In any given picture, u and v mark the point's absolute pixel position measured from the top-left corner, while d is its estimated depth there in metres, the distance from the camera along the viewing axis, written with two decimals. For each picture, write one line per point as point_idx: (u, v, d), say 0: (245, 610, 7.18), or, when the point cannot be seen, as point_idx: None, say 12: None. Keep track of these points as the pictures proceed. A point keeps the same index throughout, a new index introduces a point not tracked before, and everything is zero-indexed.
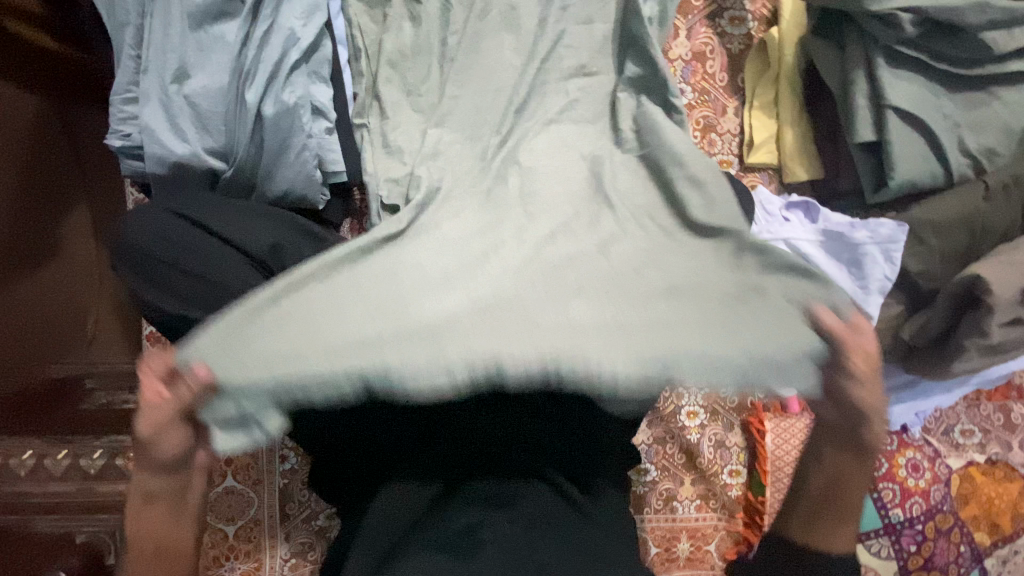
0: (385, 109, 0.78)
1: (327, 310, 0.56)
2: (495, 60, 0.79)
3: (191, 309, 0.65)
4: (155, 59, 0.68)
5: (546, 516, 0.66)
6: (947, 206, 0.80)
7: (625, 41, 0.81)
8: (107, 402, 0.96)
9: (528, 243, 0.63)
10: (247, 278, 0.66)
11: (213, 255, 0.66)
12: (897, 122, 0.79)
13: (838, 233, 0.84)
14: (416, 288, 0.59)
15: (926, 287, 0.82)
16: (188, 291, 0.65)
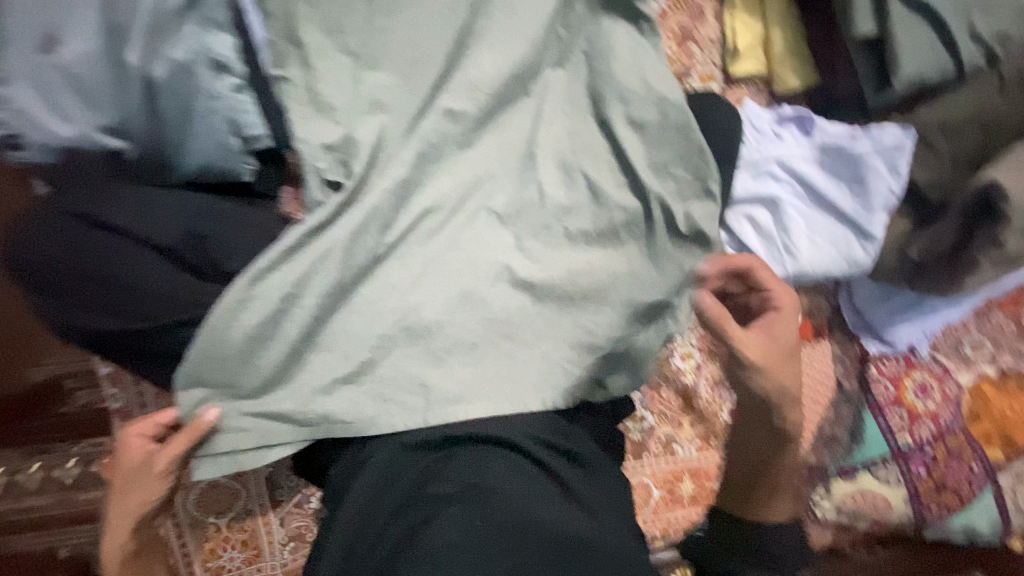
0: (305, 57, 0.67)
1: (293, 308, 0.62)
2: None
3: (113, 317, 0.59)
4: (13, 26, 0.57)
5: (539, 500, 0.58)
6: (959, 103, 0.71)
7: None
8: (87, 401, 0.88)
9: (479, 228, 0.67)
10: (166, 276, 0.60)
11: (128, 255, 0.59)
12: (900, 9, 0.68)
13: (834, 147, 0.74)
14: (376, 281, 0.64)
15: (934, 199, 0.74)
16: (105, 296, 0.59)
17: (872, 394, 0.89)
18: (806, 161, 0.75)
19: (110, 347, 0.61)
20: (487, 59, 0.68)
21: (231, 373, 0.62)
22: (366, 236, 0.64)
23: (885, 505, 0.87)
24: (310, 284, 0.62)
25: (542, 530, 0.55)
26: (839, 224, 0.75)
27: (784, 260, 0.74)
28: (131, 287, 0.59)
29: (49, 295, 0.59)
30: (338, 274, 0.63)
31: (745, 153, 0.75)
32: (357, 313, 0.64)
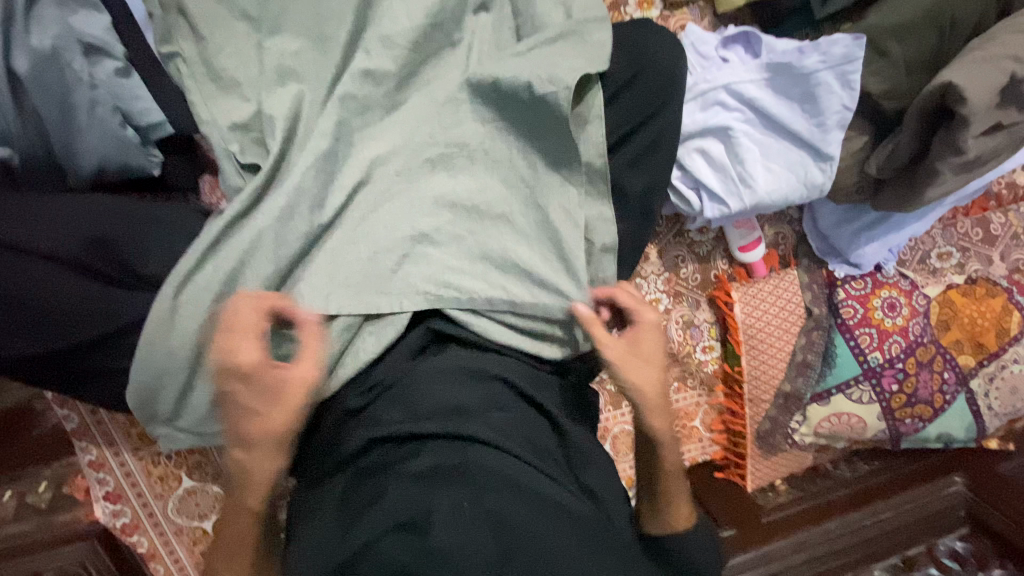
0: (197, 28, 0.60)
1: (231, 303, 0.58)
2: None
3: (34, 344, 0.55)
4: None
5: (523, 483, 0.54)
6: (910, 5, 0.66)
7: None
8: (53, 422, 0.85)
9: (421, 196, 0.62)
10: (78, 292, 0.55)
11: (22, 276, 0.54)
12: None
13: (785, 65, 0.68)
14: (317, 261, 0.60)
15: (891, 109, 0.70)
16: (18, 325, 0.54)
17: (840, 316, 0.88)
18: (754, 83, 0.70)
19: (29, 373, 0.57)
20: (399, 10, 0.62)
21: (173, 386, 0.59)
22: (299, 216, 0.59)
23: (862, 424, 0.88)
24: (242, 279, 0.58)
25: (533, 508, 0.52)
26: (794, 147, 0.71)
27: (740, 192, 0.71)
28: (38, 308, 0.54)
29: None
30: (265, 267, 0.58)
31: (690, 83, 0.70)
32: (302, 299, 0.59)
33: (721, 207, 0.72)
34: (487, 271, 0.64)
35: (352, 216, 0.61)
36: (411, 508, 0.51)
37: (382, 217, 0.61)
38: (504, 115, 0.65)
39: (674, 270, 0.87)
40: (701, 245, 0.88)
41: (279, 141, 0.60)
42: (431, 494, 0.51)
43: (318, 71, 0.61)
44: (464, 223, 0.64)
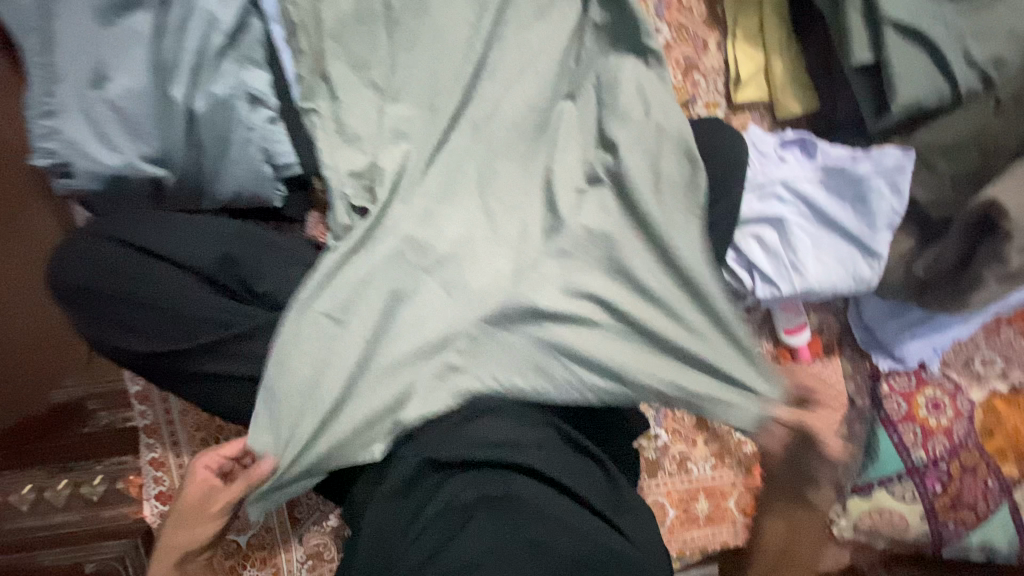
0: (335, 91, 0.70)
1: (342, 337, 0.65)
2: (448, 19, 0.72)
3: (160, 341, 0.62)
4: (68, 65, 0.60)
5: (560, 514, 0.58)
6: (955, 126, 0.72)
7: None
8: (110, 422, 0.90)
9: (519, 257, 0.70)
10: (205, 300, 0.63)
11: (162, 278, 0.62)
12: (896, 40, 0.69)
13: (839, 168, 0.75)
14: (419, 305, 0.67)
15: (936, 217, 0.75)
16: (152, 323, 0.62)
17: (883, 410, 0.90)
18: (809, 182, 0.77)
19: (143, 364, 0.63)
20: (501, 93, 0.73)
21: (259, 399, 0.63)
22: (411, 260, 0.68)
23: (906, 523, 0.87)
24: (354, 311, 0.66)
25: (568, 540, 0.56)
26: (845, 242, 0.77)
27: (791, 278, 0.76)
28: (170, 309, 0.62)
29: (90, 317, 0.62)
30: (376, 299, 0.66)
31: (751, 175, 0.78)
32: (407, 337, 0.66)
33: (772, 289, 0.77)
34: (573, 340, 0.68)
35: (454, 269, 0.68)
36: (454, 531, 0.57)
37: (460, 261, 0.69)
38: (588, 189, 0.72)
39: None
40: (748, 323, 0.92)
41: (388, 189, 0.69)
42: (473, 518, 0.58)
43: (424, 133, 0.71)
44: (554, 284, 0.69)
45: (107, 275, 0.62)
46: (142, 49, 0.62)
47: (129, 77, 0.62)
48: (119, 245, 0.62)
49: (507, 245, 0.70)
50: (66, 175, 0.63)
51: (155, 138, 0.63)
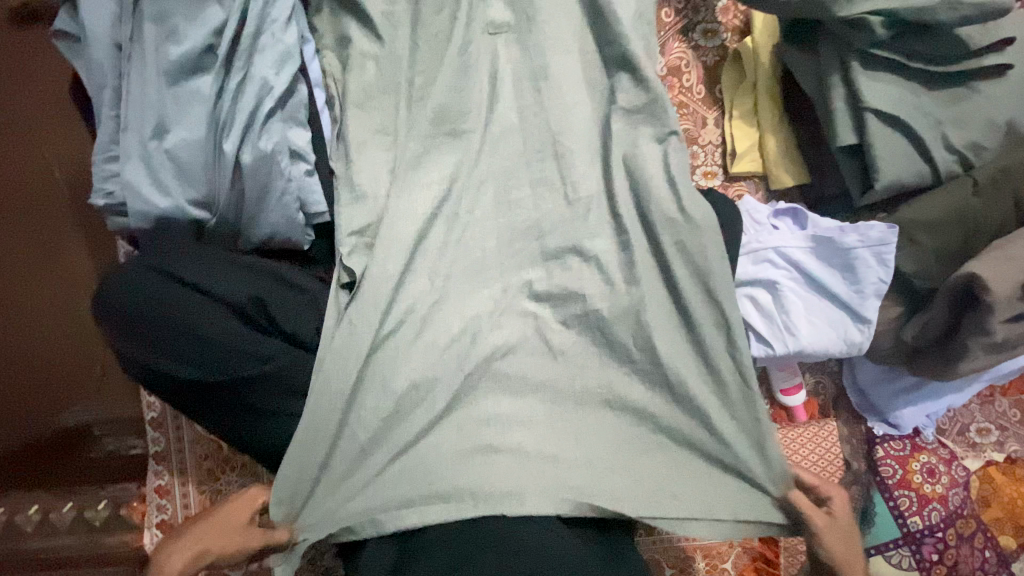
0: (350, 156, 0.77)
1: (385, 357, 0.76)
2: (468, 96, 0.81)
3: (189, 367, 0.68)
4: (135, 117, 0.67)
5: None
6: (937, 203, 0.77)
7: (609, 65, 0.85)
8: (116, 449, 0.96)
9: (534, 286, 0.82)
10: (234, 333, 0.69)
11: (197, 310, 0.68)
12: (879, 126, 0.75)
13: (828, 239, 0.80)
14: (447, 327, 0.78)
15: (922, 287, 0.80)
16: (184, 350, 0.68)
17: (879, 474, 0.91)
18: (801, 250, 0.82)
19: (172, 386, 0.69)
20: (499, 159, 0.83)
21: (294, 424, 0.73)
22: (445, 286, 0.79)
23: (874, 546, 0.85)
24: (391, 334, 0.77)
25: None
26: (835, 307, 0.81)
27: (784, 338, 0.80)
28: (202, 338, 0.68)
29: (130, 340, 0.68)
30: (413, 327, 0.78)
31: (744, 241, 0.83)
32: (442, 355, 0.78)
33: (767, 348, 0.81)
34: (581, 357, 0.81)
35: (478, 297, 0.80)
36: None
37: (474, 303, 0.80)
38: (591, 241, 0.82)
39: None
40: None
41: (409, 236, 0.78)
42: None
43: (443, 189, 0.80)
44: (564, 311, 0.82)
45: (152, 303, 0.67)
46: (200, 105, 0.68)
47: (186, 130, 0.68)
48: (163, 276, 0.68)
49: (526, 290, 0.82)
50: (123, 213, 0.69)
51: (204, 183, 0.70)
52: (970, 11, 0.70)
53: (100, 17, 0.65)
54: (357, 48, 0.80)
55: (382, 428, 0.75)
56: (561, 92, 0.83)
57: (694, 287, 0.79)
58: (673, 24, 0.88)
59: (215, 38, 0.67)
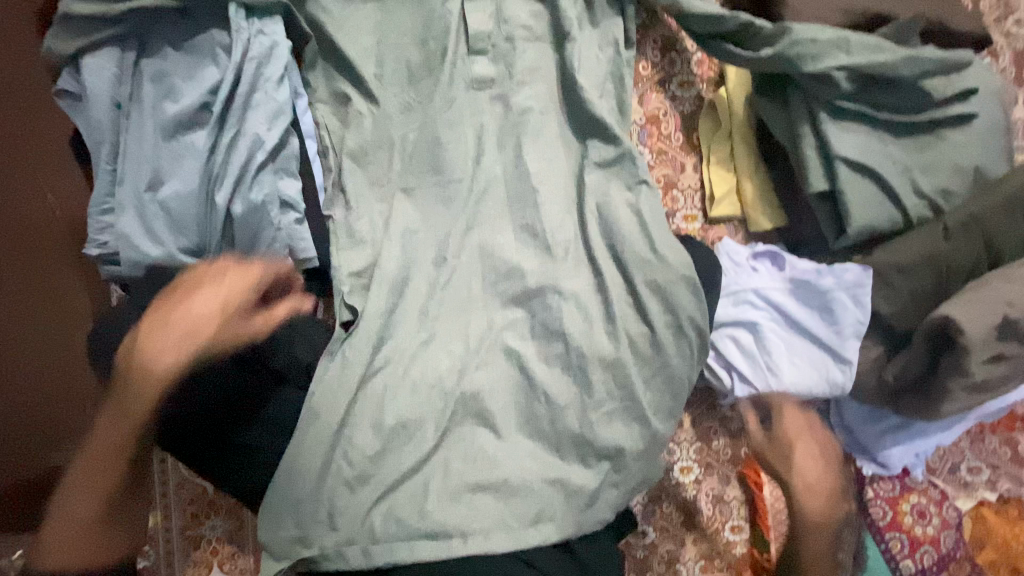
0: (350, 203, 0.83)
1: (374, 389, 0.81)
2: (459, 152, 0.87)
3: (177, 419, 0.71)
4: (130, 171, 0.70)
5: None
6: (910, 247, 0.79)
7: (586, 126, 0.89)
8: None
9: (513, 321, 0.88)
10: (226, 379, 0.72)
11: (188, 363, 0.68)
12: (849, 174, 0.78)
13: (805, 281, 0.82)
14: (430, 359, 0.84)
15: (900, 328, 0.81)
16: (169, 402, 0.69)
17: (870, 516, 0.91)
18: (780, 292, 0.84)
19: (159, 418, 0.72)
20: (489, 210, 0.89)
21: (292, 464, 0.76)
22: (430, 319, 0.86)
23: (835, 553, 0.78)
24: (382, 363, 0.83)
25: None
26: (815, 348, 0.82)
27: (765, 378, 0.82)
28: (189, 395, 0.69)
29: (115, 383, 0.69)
30: (403, 355, 0.83)
31: (725, 283, 0.85)
32: (429, 388, 0.83)
33: (749, 388, 0.83)
34: (560, 388, 0.85)
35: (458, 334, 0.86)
36: None
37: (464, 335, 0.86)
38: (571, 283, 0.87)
39: (706, 441, 0.94)
40: (733, 421, 0.95)
41: (399, 276, 0.84)
42: None
43: (431, 235, 0.87)
44: (541, 344, 0.87)
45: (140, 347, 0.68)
46: (196, 159, 0.70)
47: (182, 183, 0.71)
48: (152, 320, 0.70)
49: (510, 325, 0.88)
50: (116, 263, 0.71)
51: (198, 234, 0.72)
52: (931, 65, 0.75)
53: (100, 77, 0.68)
54: (349, 105, 0.84)
55: (370, 466, 0.79)
56: (542, 149, 0.88)
57: (666, 325, 0.85)
58: (651, 76, 0.92)
59: (212, 97, 0.71)
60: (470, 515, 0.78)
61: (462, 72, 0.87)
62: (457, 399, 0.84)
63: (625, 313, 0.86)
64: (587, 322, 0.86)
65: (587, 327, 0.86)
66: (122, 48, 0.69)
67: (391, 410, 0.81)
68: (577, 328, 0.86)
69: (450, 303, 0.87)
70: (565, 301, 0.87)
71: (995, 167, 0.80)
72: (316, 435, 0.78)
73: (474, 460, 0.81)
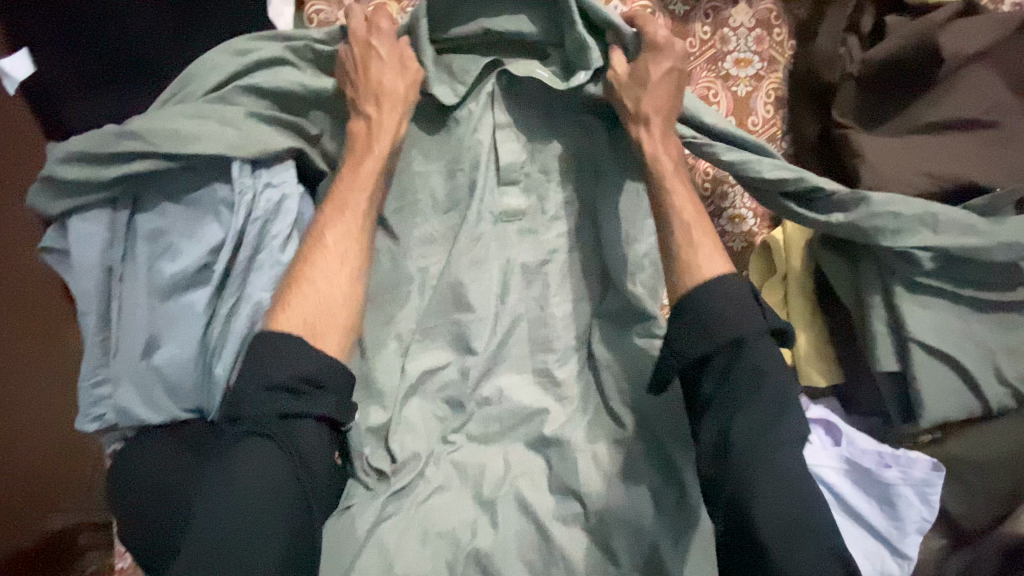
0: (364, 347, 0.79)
1: (379, 555, 0.74)
2: (481, 289, 0.79)
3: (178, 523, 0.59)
4: (123, 342, 0.63)
5: None
6: (985, 442, 0.70)
7: (606, 278, 0.82)
8: None
9: (531, 472, 0.80)
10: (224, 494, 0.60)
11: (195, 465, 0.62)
12: (923, 357, 0.69)
13: (864, 467, 0.73)
14: (443, 517, 0.77)
15: (969, 526, 0.72)
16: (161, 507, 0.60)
17: None
18: (834, 470, 0.75)
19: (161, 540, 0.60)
20: (510, 350, 0.81)
21: None
22: (439, 472, 0.79)
23: (753, 311, 0.60)
24: (391, 519, 0.76)
25: None
26: (870, 537, 0.74)
27: None
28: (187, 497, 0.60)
29: (132, 535, 0.61)
30: (416, 515, 0.77)
31: None
32: (443, 553, 0.75)
33: None
34: (582, 555, 0.76)
35: (471, 488, 0.79)
36: None
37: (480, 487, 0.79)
38: (594, 435, 0.80)
39: None
40: None
41: (417, 422, 0.80)
42: None
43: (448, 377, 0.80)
44: (560, 501, 0.79)
45: (183, 467, 0.62)
46: (195, 325, 0.63)
47: (179, 350, 0.64)
48: (182, 455, 0.63)
49: (530, 479, 0.80)
50: (112, 432, 0.65)
51: (200, 400, 0.65)
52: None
53: (89, 240, 0.61)
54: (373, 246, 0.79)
55: None
56: (570, 290, 0.82)
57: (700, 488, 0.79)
58: None
59: (213, 258, 0.63)
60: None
61: (490, 205, 0.80)
62: (469, 557, 0.76)
63: (649, 475, 0.78)
64: (610, 476, 0.78)
65: (612, 488, 0.77)
66: (114, 206, 0.62)
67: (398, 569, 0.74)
68: (598, 489, 0.77)
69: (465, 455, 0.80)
70: (587, 456, 0.79)
71: None
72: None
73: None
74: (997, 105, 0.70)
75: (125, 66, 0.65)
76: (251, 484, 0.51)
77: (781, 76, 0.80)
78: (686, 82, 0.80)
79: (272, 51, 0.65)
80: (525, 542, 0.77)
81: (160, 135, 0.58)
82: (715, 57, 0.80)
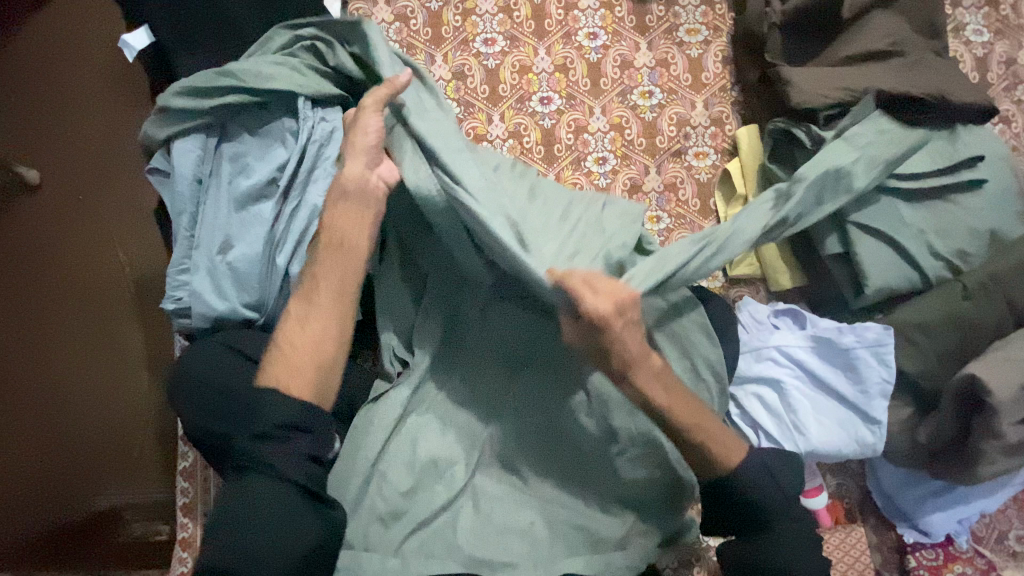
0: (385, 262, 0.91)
1: (406, 438, 0.84)
2: None
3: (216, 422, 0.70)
4: (205, 237, 0.79)
5: None
6: (929, 307, 0.80)
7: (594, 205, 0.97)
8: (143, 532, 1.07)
9: (537, 372, 0.89)
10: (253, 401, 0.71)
11: (235, 373, 0.74)
12: (862, 236, 0.82)
13: (827, 338, 0.84)
14: (460, 408, 0.87)
15: (928, 387, 0.81)
16: (209, 405, 0.72)
17: None
18: (803, 348, 0.85)
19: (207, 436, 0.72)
20: None
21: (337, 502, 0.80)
22: (454, 373, 0.89)
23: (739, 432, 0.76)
24: (415, 408, 0.87)
25: None
26: (841, 408, 0.83)
27: (795, 437, 0.82)
28: (227, 397, 0.71)
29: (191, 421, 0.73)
30: (436, 407, 0.87)
31: (746, 340, 0.88)
32: (463, 439, 0.86)
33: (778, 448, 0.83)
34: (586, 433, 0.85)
35: (485, 386, 0.89)
36: None
37: (495, 384, 0.89)
38: None
39: None
40: None
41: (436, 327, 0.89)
42: None
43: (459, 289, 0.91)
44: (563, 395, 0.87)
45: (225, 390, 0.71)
46: (261, 224, 0.80)
47: (246, 244, 0.79)
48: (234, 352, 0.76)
49: (538, 376, 0.88)
50: (187, 315, 0.79)
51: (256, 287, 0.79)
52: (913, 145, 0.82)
53: (188, 156, 0.80)
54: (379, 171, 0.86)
55: (402, 502, 0.81)
56: None
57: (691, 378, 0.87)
58: (668, 148, 0.98)
59: (279, 172, 0.81)
60: (496, 551, 0.81)
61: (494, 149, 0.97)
62: (485, 442, 0.87)
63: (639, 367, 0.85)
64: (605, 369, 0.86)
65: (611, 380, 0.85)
66: (206, 133, 0.81)
67: (424, 448, 0.84)
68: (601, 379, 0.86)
69: (479, 357, 0.90)
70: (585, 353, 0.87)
71: (1011, 228, 0.83)
72: (347, 476, 0.81)
73: (505, 502, 0.84)
74: (896, 38, 0.88)
75: (212, 35, 0.85)
76: (260, 503, 0.63)
77: (726, 40, 1.00)
78: (649, 49, 1.00)
79: (284, 36, 0.84)
80: (535, 428, 0.87)
81: (248, 76, 0.79)
82: (671, 29, 1.00)
